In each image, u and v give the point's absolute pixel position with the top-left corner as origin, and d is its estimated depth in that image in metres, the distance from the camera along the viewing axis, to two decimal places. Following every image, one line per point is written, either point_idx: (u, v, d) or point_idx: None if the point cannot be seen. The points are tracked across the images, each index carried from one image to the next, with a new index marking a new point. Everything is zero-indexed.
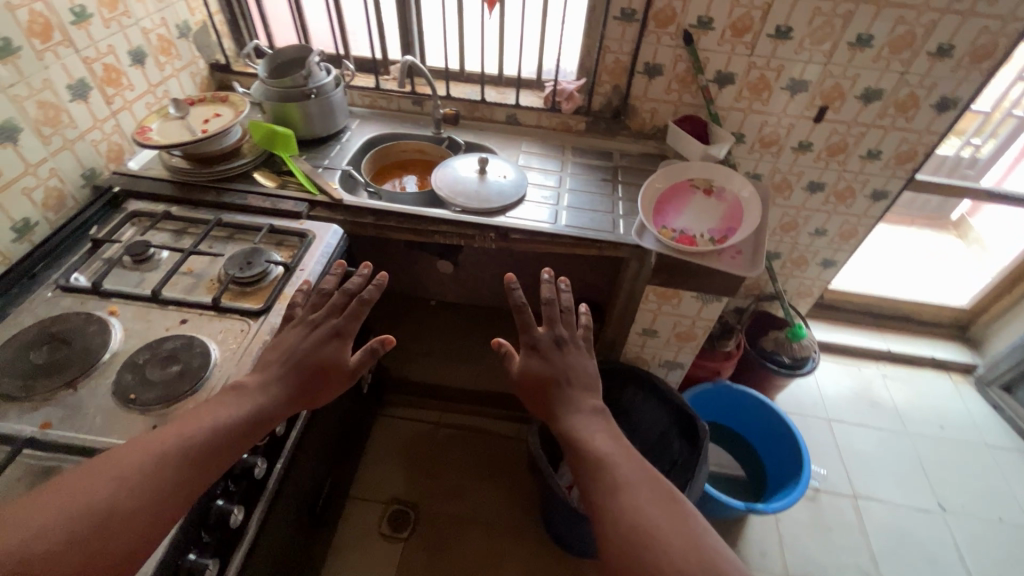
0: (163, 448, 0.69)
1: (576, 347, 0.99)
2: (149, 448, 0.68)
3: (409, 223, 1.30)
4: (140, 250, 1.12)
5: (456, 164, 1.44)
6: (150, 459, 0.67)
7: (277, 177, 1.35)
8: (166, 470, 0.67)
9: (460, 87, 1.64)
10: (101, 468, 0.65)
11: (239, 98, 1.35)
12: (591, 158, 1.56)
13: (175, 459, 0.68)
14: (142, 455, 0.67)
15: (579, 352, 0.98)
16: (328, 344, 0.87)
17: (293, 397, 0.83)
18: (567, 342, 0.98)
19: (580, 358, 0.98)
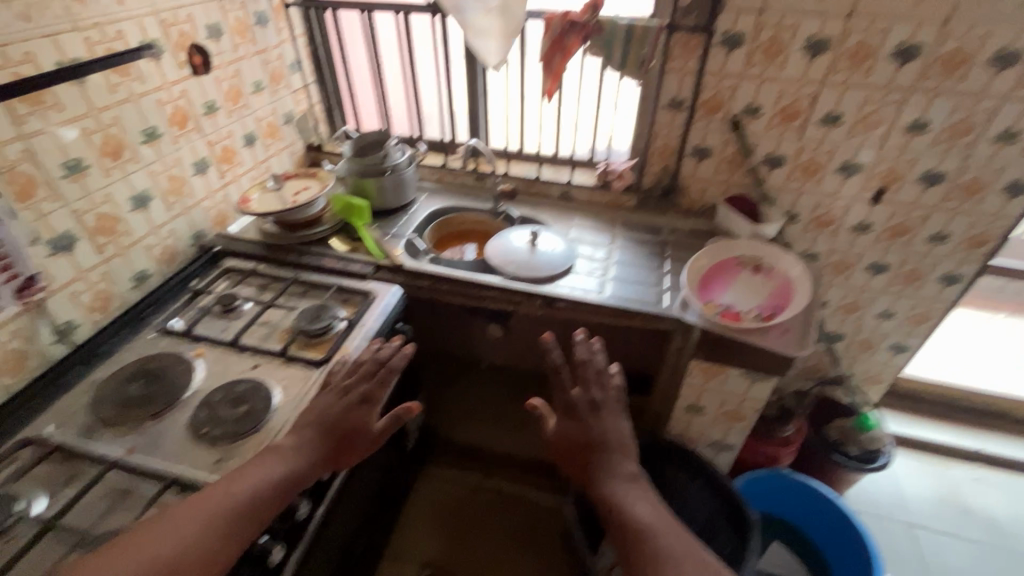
0: (219, 505, 0.78)
1: (612, 407, 1.02)
2: (206, 505, 0.78)
3: (464, 288, 1.39)
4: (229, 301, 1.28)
5: (510, 235, 1.55)
6: (207, 516, 0.76)
7: (350, 243, 1.51)
8: (222, 525, 0.77)
9: (519, 165, 1.78)
10: (166, 525, 0.75)
11: (326, 174, 1.57)
12: (640, 233, 1.61)
13: (229, 515, 0.78)
14: (198, 513, 0.76)
15: (615, 414, 1.01)
16: (357, 410, 0.96)
17: (326, 456, 0.91)
18: (603, 402, 1.01)
19: (616, 419, 1.00)
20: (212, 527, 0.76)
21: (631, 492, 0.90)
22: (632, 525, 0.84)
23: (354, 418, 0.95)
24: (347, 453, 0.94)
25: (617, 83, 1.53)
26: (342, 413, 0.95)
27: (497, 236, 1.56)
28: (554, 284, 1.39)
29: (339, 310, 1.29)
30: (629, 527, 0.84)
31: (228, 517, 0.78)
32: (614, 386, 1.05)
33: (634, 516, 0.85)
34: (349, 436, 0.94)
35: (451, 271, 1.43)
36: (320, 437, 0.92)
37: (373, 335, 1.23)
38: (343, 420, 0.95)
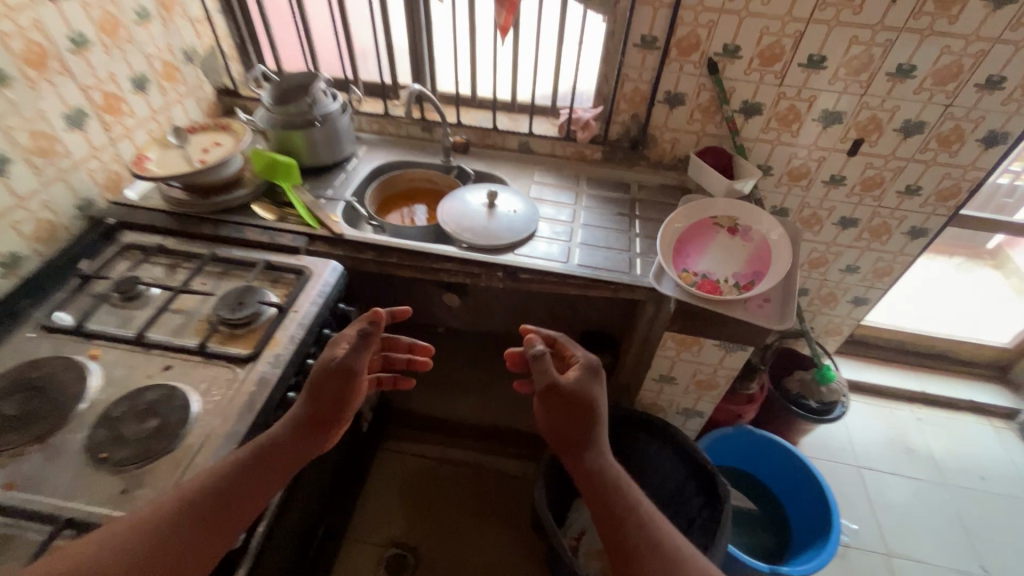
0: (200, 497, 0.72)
1: (597, 392, 0.95)
2: (183, 500, 0.71)
3: (414, 259, 1.22)
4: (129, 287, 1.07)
5: (464, 197, 1.37)
6: (187, 512, 0.70)
7: (276, 210, 1.28)
8: (209, 517, 0.71)
9: (471, 113, 1.58)
10: (140, 524, 0.67)
11: (240, 126, 1.32)
12: (607, 190, 1.47)
13: (215, 507, 0.72)
14: (176, 505, 0.70)
15: (601, 400, 0.94)
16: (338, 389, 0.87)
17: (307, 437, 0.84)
18: (589, 389, 0.94)
19: (601, 406, 0.95)
20: (199, 520, 0.70)
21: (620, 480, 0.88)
22: (627, 516, 0.83)
23: (338, 383, 0.87)
24: (337, 423, 0.89)
25: (580, 16, 1.34)
26: (327, 375, 0.87)
27: (448, 198, 1.38)
28: (516, 252, 1.25)
29: (268, 294, 1.10)
30: (624, 516, 0.83)
31: (214, 508, 0.72)
32: (595, 372, 0.98)
33: (629, 508, 0.84)
34: (337, 400, 0.86)
35: (398, 239, 1.25)
36: (308, 400, 0.86)
37: (311, 321, 1.06)
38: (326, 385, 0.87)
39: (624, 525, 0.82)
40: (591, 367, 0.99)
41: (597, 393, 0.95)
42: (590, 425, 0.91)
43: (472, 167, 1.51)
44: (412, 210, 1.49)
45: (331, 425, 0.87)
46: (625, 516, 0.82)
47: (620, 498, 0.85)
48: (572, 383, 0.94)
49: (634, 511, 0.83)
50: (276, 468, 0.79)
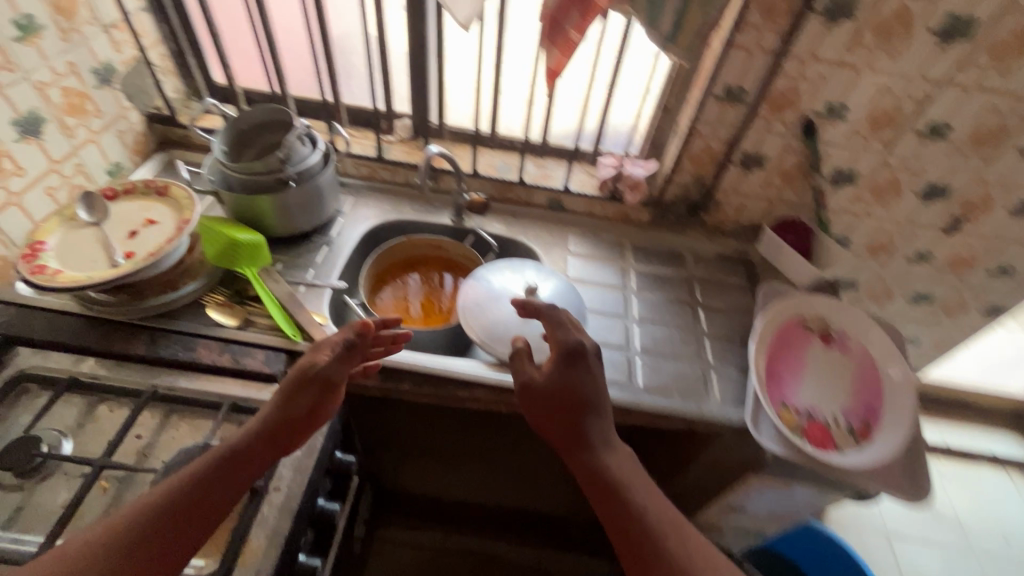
0: (156, 507, 0.57)
1: (584, 375, 0.79)
2: (144, 515, 0.56)
3: (432, 386, 0.92)
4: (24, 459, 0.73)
5: (496, 281, 1.07)
6: (156, 530, 0.55)
7: (238, 309, 0.94)
8: (164, 535, 0.55)
9: (487, 155, 1.25)
10: (103, 551, 0.52)
11: (184, 190, 0.94)
12: (659, 264, 1.20)
13: (175, 517, 0.57)
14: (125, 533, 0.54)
15: (592, 388, 0.79)
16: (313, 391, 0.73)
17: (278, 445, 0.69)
18: (574, 372, 0.79)
19: (596, 392, 0.79)
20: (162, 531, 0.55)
21: (625, 470, 0.71)
22: (637, 519, 0.66)
23: (310, 396, 0.73)
24: (313, 422, 0.73)
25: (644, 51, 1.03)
26: (303, 384, 0.73)
27: (470, 282, 1.07)
28: None
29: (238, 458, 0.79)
30: (631, 516, 0.66)
31: (171, 526, 0.56)
32: (583, 358, 0.81)
33: (634, 505, 0.67)
34: (311, 411, 0.72)
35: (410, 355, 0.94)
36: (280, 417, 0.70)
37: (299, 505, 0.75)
38: (302, 399, 0.72)
39: (635, 528, 0.65)
40: (582, 353, 0.82)
41: (586, 380, 0.79)
42: (586, 422, 0.75)
43: (493, 230, 1.20)
44: (412, 287, 1.17)
45: (308, 426, 0.72)
46: (633, 519, 0.66)
47: (622, 495, 0.68)
48: (553, 371, 0.79)
49: (637, 507, 0.67)
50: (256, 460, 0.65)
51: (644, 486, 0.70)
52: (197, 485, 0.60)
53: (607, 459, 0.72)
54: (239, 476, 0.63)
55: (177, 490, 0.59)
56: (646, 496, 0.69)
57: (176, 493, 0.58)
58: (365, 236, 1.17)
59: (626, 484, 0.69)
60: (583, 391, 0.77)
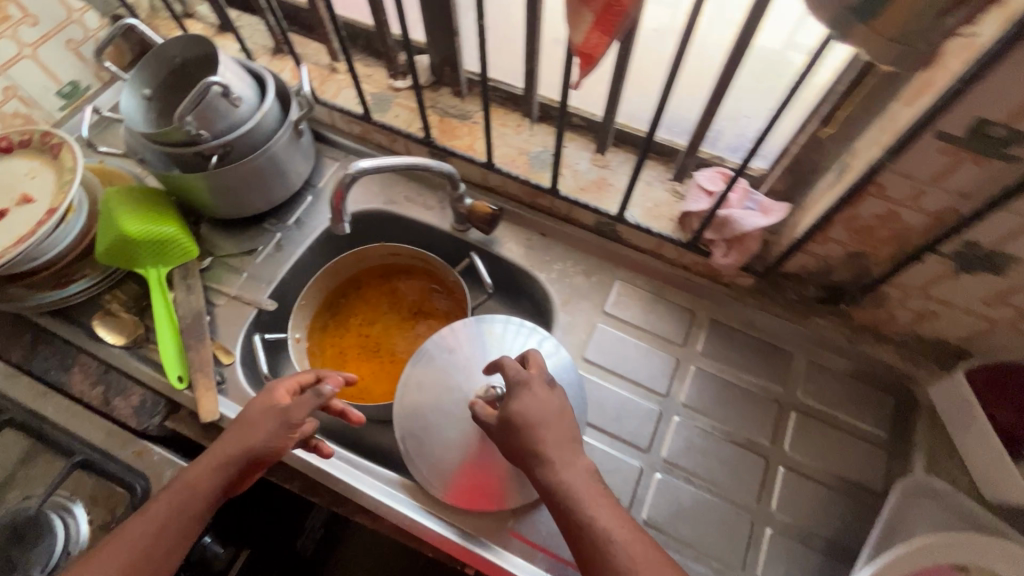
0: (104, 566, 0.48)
1: (523, 399, 0.55)
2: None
3: (329, 497, 0.68)
4: None
5: (470, 349, 0.70)
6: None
7: (134, 322, 0.75)
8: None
9: (523, 133, 0.83)
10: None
11: (71, 157, 0.70)
12: (742, 364, 0.76)
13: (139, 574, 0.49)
14: None
15: (530, 408, 0.55)
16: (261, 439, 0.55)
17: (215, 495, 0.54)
18: (511, 400, 0.56)
19: (547, 412, 0.55)
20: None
21: (580, 489, 0.50)
22: (597, 555, 0.47)
23: (266, 433, 0.56)
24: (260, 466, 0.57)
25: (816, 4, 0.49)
26: (257, 413, 0.57)
27: (434, 339, 0.71)
28: (515, 530, 0.64)
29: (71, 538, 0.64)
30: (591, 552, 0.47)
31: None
32: (528, 384, 0.57)
33: (592, 536, 0.48)
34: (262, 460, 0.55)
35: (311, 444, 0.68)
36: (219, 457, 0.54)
37: None
38: (247, 437, 0.55)
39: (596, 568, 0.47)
40: (526, 379, 0.58)
41: (526, 402, 0.55)
42: (530, 451, 0.53)
43: (504, 253, 0.83)
44: (388, 304, 0.88)
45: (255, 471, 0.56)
46: (593, 555, 0.47)
47: (574, 519, 0.49)
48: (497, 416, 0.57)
49: (596, 534, 0.47)
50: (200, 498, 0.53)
51: (599, 491, 0.51)
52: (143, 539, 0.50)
53: (555, 477, 0.51)
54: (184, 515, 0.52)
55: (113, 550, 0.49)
56: (607, 517, 0.49)
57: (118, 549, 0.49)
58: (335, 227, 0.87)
59: (581, 507, 0.49)
60: (523, 414, 0.54)
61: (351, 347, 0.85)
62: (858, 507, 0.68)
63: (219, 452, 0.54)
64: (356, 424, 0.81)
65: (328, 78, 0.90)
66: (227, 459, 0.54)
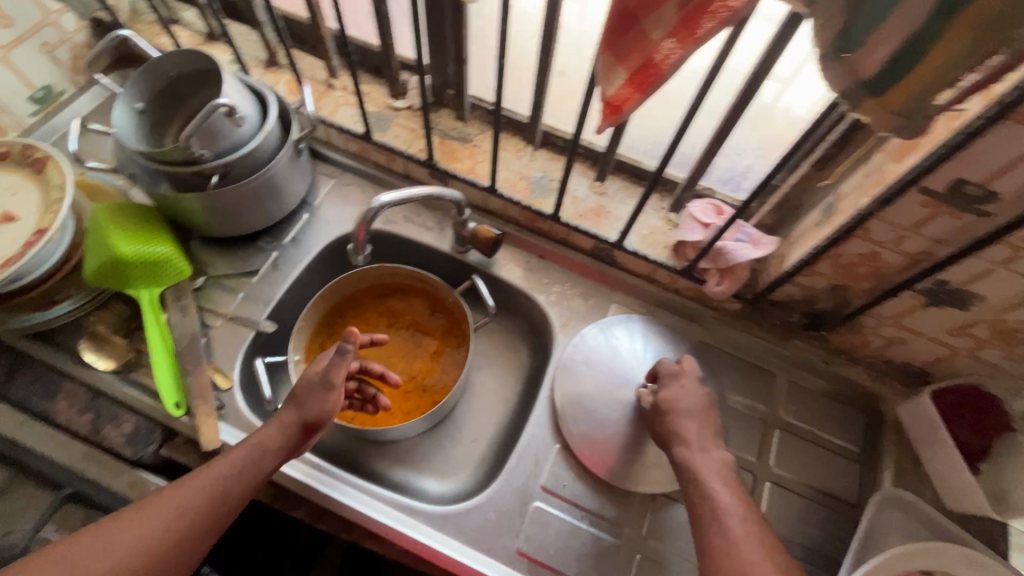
0: (152, 519, 0.52)
1: (668, 387, 0.68)
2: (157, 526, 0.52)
3: (336, 523, 0.68)
4: None
5: (628, 353, 0.79)
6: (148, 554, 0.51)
7: (123, 344, 0.72)
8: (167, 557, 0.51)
9: (524, 159, 0.85)
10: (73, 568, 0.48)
11: (59, 174, 0.67)
12: (730, 385, 0.80)
13: (174, 541, 0.52)
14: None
15: (671, 397, 0.67)
16: (312, 396, 0.61)
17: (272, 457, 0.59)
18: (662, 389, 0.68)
19: (690, 398, 0.67)
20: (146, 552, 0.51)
21: (703, 470, 0.60)
22: (708, 518, 0.56)
23: (315, 398, 0.61)
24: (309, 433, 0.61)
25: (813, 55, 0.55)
26: (310, 379, 0.62)
27: (580, 348, 0.79)
28: (522, 550, 0.67)
29: None
30: (704, 516, 0.56)
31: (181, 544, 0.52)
32: (682, 374, 0.69)
33: (707, 503, 0.57)
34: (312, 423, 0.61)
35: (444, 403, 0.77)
36: (279, 430, 0.60)
37: None
38: (301, 407, 0.61)
39: (702, 529, 0.55)
40: (681, 370, 0.69)
41: (672, 391, 0.67)
42: (671, 432, 0.65)
43: (504, 275, 0.85)
44: (388, 324, 0.88)
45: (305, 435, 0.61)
46: (705, 516, 0.56)
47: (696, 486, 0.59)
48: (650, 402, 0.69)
49: (709, 500, 0.57)
50: (248, 480, 0.57)
51: (721, 475, 0.60)
52: (188, 507, 0.53)
53: (690, 454, 0.62)
54: (227, 496, 0.55)
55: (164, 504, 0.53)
56: (723, 493, 0.57)
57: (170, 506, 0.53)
58: (332, 246, 0.86)
59: (703, 481, 0.59)
60: (668, 401, 0.67)
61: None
62: (834, 517, 0.74)
63: (279, 419, 0.61)
64: (354, 444, 0.81)
65: (324, 94, 0.89)
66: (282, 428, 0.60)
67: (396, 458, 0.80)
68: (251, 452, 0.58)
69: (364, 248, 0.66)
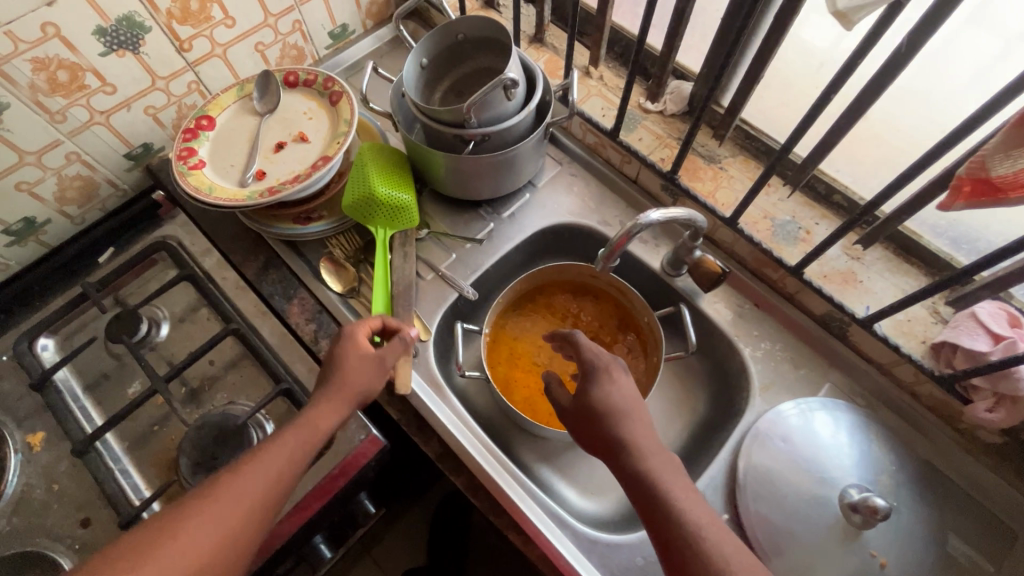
0: (189, 547, 0.48)
1: (607, 391, 0.58)
2: (225, 508, 0.50)
3: (487, 503, 0.69)
4: (124, 333, 0.76)
5: (829, 445, 0.68)
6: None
7: (352, 272, 0.80)
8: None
9: (773, 197, 0.77)
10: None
11: (349, 110, 0.74)
12: (954, 526, 0.66)
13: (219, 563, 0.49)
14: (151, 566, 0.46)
15: (617, 396, 0.58)
16: (363, 374, 0.62)
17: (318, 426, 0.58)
18: (594, 395, 0.58)
19: (608, 383, 0.59)
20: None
21: (672, 487, 0.52)
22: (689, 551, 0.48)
23: (361, 374, 0.62)
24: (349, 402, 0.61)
25: None
26: (354, 363, 0.62)
27: (772, 423, 0.71)
28: None
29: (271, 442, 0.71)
30: (679, 544, 0.48)
31: (251, 520, 0.51)
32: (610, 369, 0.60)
33: (687, 539, 0.48)
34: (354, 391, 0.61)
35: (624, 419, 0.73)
36: (325, 405, 0.59)
37: (277, 547, 0.65)
38: (350, 380, 0.61)
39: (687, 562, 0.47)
40: (605, 362, 0.61)
41: (605, 390, 0.58)
42: (613, 439, 0.56)
43: (710, 313, 0.78)
44: (564, 324, 0.87)
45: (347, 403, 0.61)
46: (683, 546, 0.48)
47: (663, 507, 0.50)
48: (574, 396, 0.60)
49: (684, 525, 0.49)
50: (303, 455, 0.56)
51: (686, 491, 0.52)
52: (256, 486, 0.53)
53: (642, 467, 0.53)
54: (287, 472, 0.55)
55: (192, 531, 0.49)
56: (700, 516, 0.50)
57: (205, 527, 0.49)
58: (545, 232, 0.86)
59: (668, 495, 0.51)
60: (604, 403, 0.57)
61: (526, 357, 0.84)
62: None
63: (326, 396, 0.60)
64: (510, 428, 0.82)
65: (580, 81, 0.88)
66: (330, 399, 0.60)
67: (546, 456, 0.80)
68: (298, 434, 0.57)
69: (614, 258, 0.66)
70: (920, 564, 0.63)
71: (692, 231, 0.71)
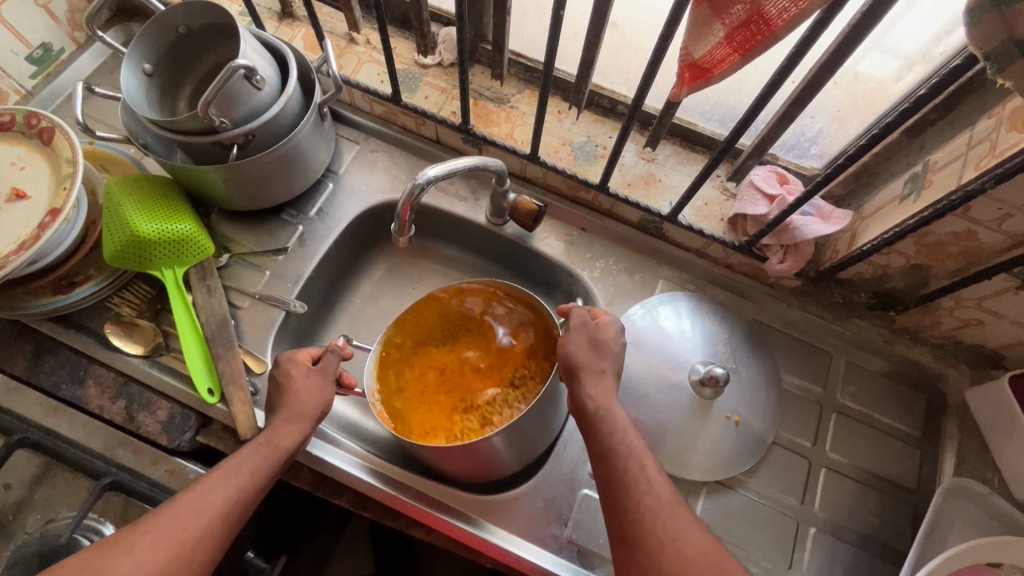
0: (195, 515, 0.48)
1: (591, 383, 0.59)
2: (240, 468, 0.52)
3: (380, 511, 0.70)
4: None
5: (670, 336, 0.73)
6: (193, 549, 0.47)
7: (149, 326, 0.68)
8: (206, 559, 0.48)
9: (566, 122, 0.78)
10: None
11: (67, 146, 0.62)
12: (786, 366, 0.76)
13: (206, 548, 0.48)
14: (181, 517, 0.48)
15: (597, 396, 0.58)
16: (315, 394, 0.59)
17: (295, 420, 0.57)
18: (582, 390, 0.58)
19: (594, 371, 0.59)
20: (195, 546, 0.47)
21: (655, 490, 0.52)
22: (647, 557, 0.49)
23: (314, 389, 0.59)
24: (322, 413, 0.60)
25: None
26: (308, 396, 0.58)
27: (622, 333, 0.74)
28: (571, 538, 0.64)
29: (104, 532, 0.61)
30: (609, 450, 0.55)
31: (263, 473, 0.53)
32: (602, 352, 0.60)
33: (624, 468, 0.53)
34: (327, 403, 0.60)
35: (555, 385, 0.64)
36: (309, 395, 0.59)
37: None
38: (290, 388, 0.59)
39: (616, 485, 0.53)
40: (601, 340, 0.61)
41: (589, 349, 0.60)
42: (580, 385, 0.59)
43: (544, 249, 0.79)
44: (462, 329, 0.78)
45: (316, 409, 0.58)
46: (631, 521, 0.50)
47: (609, 465, 0.54)
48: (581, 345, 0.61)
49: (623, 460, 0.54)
50: (302, 422, 0.57)
51: (671, 492, 0.52)
52: (266, 451, 0.54)
53: (624, 462, 0.53)
54: (288, 438, 0.56)
55: (193, 500, 0.49)
56: (672, 517, 0.50)
57: (199, 501, 0.49)
58: (361, 218, 0.81)
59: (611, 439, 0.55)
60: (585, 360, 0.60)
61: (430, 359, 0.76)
62: (890, 504, 0.70)
63: (305, 392, 0.59)
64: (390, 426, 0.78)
65: (346, 50, 0.81)
66: (314, 400, 0.58)
67: None
68: (290, 407, 0.57)
69: (408, 228, 0.62)
70: (767, 408, 0.71)
71: (498, 177, 0.70)
